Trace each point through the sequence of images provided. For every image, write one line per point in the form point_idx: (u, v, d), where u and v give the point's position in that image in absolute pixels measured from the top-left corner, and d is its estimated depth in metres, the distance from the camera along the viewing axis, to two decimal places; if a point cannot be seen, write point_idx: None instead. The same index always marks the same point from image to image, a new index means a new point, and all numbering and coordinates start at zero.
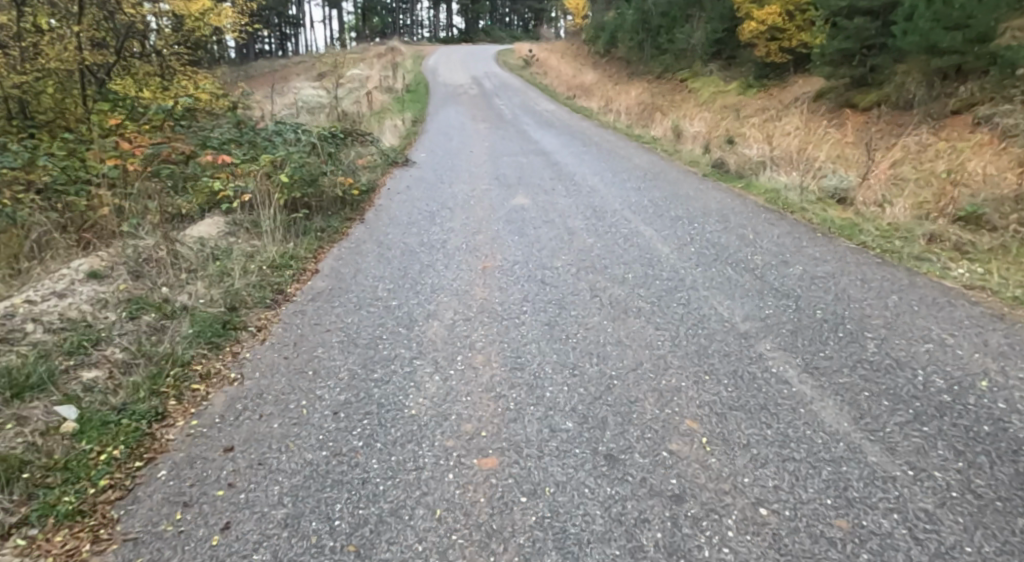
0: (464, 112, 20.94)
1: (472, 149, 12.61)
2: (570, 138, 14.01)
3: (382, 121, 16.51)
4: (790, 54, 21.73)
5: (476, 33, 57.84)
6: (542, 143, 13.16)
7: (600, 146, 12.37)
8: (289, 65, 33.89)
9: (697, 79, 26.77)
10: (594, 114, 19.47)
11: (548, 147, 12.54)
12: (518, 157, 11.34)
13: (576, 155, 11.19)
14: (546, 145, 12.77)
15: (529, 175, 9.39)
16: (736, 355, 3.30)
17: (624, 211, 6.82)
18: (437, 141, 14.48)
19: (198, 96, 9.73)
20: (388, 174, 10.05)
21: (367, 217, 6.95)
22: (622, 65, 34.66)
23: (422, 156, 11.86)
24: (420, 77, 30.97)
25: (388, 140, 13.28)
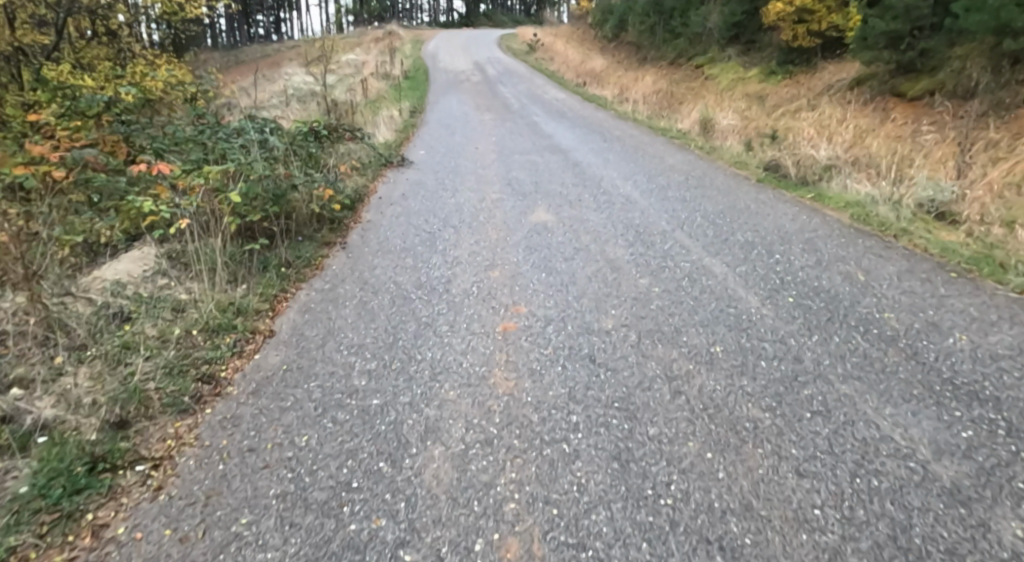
0: (467, 100, 19.39)
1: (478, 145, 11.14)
2: (586, 131, 12.50)
3: (377, 113, 15.05)
4: (819, 37, 20.17)
5: (477, 18, 55.87)
6: (556, 139, 11.68)
7: (623, 142, 10.90)
8: (281, 50, 32.19)
9: (715, 65, 25.16)
10: (608, 103, 17.93)
11: (564, 143, 11.08)
12: (531, 155, 9.88)
13: (598, 154, 9.72)
14: (562, 141, 11.29)
15: (547, 181, 7.94)
16: (971, 554, 1.86)
17: (674, 234, 5.40)
18: (438, 135, 13.01)
19: (151, 85, 8.19)
20: (381, 176, 8.61)
21: (350, 241, 5.53)
22: (632, 50, 32.99)
23: (419, 155, 10.38)
24: (419, 64, 29.34)
25: (383, 135, 11.80)
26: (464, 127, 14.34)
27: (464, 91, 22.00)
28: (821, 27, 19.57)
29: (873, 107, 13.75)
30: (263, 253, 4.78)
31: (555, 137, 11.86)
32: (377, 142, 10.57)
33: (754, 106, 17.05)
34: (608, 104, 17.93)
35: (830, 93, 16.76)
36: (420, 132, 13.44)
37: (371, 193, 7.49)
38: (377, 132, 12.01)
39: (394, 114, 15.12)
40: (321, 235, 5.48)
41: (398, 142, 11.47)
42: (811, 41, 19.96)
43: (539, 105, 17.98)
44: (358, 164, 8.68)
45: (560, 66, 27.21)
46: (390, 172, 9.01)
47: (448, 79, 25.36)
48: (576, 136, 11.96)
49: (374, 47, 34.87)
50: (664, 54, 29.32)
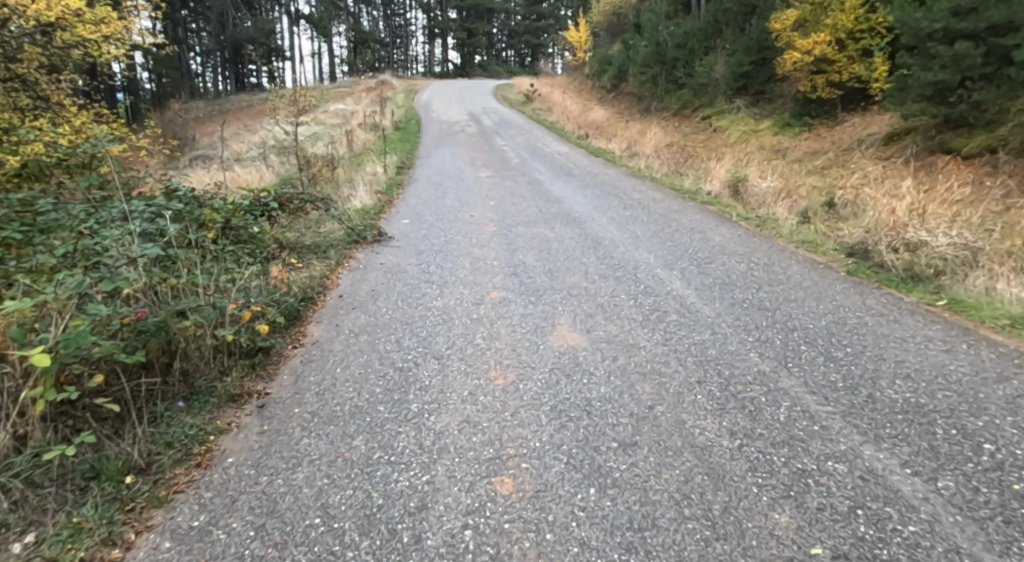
0: (461, 154, 17.83)
1: (473, 212, 9.34)
2: (601, 194, 10.74)
3: (359, 172, 13.39)
4: (840, 89, 18.90)
5: (473, 67, 55.58)
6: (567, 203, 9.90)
7: (647, 210, 9.10)
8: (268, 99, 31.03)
9: (724, 118, 23.94)
10: (617, 158, 16.39)
11: (578, 210, 9.29)
12: (539, 228, 8.03)
13: (622, 229, 7.88)
14: (573, 208, 9.51)
15: (564, 270, 6.04)
16: None
17: (782, 385, 3.45)
18: (426, 196, 11.23)
19: (34, 147, 6.16)
20: (346, 259, 6.71)
21: (274, 395, 3.58)
22: (632, 100, 31.95)
23: (400, 225, 8.56)
24: (412, 114, 28.12)
25: (360, 200, 9.98)
26: (458, 185, 12.63)
27: (459, 143, 20.48)
28: (842, 77, 18.30)
29: (923, 166, 12.14)
30: (102, 442, 2.81)
31: (564, 201, 10.10)
32: (349, 212, 8.75)
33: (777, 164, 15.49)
34: (617, 159, 16.37)
35: (863, 150, 15.22)
36: (406, 193, 11.65)
37: (325, 291, 5.55)
38: (353, 196, 10.20)
39: (378, 173, 13.39)
40: (223, 386, 3.53)
41: (376, 208, 9.64)
42: (832, 92, 18.75)
43: (540, 159, 16.38)
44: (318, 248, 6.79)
45: (560, 117, 25.93)
46: (359, 251, 7.12)
47: (440, 130, 24.07)
48: (590, 200, 10.17)
49: (366, 96, 33.77)
50: (667, 105, 28.21)
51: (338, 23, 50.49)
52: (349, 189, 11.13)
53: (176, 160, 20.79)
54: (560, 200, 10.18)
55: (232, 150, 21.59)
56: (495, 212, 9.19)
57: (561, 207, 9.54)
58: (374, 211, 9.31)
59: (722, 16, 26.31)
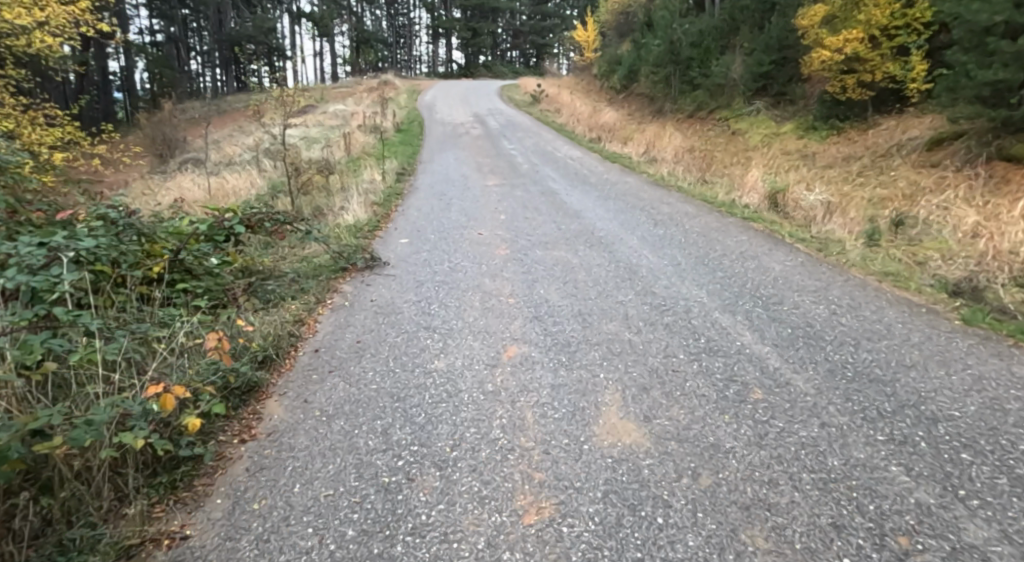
0: (466, 158, 16.69)
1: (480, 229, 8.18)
2: (625, 207, 9.54)
3: (356, 181, 12.26)
4: (871, 90, 17.72)
5: (478, 68, 54.48)
6: (587, 218, 8.72)
7: (682, 229, 7.91)
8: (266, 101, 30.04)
9: (744, 121, 22.74)
10: (634, 164, 15.21)
11: (602, 228, 8.10)
12: (560, 253, 6.83)
13: (658, 254, 6.68)
14: (595, 224, 8.33)
15: (596, 314, 4.84)
16: None
17: (969, 537, 2.27)
18: (428, 208, 10.07)
19: None
20: (329, 295, 5.54)
21: (192, 545, 2.39)
22: (644, 102, 30.75)
23: (397, 247, 7.39)
24: (414, 116, 27.00)
25: (354, 214, 8.84)
26: (463, 194, 11.47)
27: (463, 146, 19.32)
28: (874, 77, 17.11)
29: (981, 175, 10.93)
30: None
31: (583, 216, 8.92)
32: (338, 233, 7.60)
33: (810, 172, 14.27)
34: (634, 165, 15.19)
35: (904, 156, 13.99)
36: (405, 205, 10.50)
37: (297, 346, 4.37)
38: (345, 211, 9.06)
39: (377, 182, 12.25)
40: (114, 535, 2.37)
41: (371, 226, 8.48)
42: (863, 93, 17.58)
43: (552, 165, 15.19)
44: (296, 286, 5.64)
45: (569, 119, 24.73)
46: (346, 283, 5.95)
47: (444, 132, 22.95)
48: (614, 214, 8.96)
49: (367, 97, 32.73)
50: (682, 106, 27.01)
51: (341, 23, 49.54)
52: (342, 201, 10.02)
53: (166, 165, 19.76)
54: (579, 215, 9.01)
55: (225, 153, 20.52)
56: (507, 230, 8.01)
57: (581, 224, 8.37)
58: (368, 230, 8.15)
59: (738, 14, 25.18)
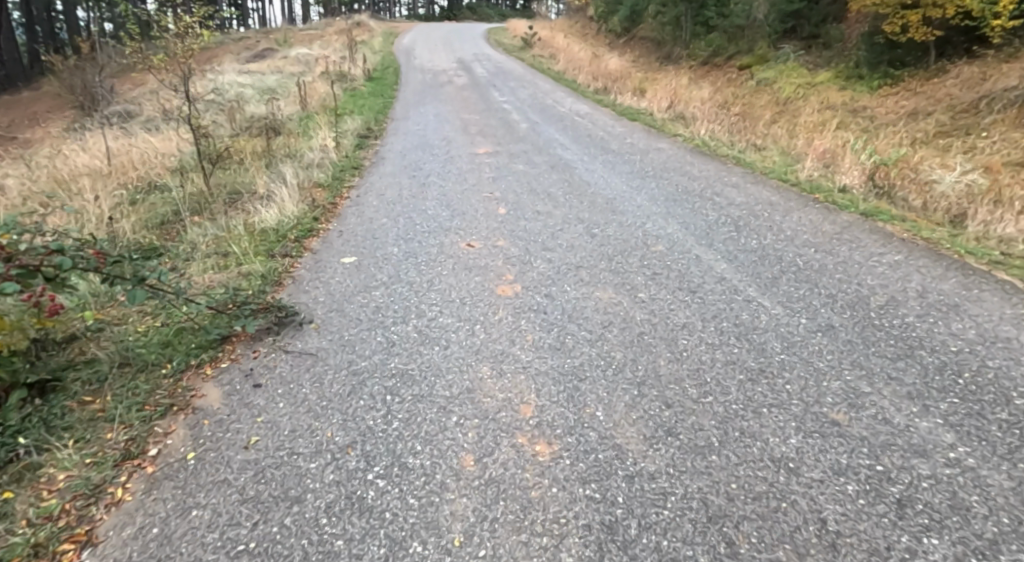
0: (449, 115, 13.52)
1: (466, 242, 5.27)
2: (677, 195, 6.63)
3: (301, 152, 9.30)
4: (936, 29, 14.83)
5: (460, 10, 50.12)
6: (626, 218, 5.85)
7: (784, 238, 5.11)
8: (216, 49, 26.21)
9: (771, 69, 19.62)
10: (656, 123, 12.30)
11: (657, 238, 5.22)
12: (607, 301, 3.99)
13: (777, 303, 3.87)
14: (642, 230, 5.46)
15: (756, 537, 2.04)
16: None
17: None
18: (393, 194, 7.10)
19: None
20: (160, 432, 2.67)
21: None
22: (649, 47, 27.34)
23: (328, 282, 4.46)
24: (388, 62, 23.47)
25: (278, 212, 5.86)
26: (444, 167, 8.60)
27: (446, 99, 16.12)
28: (945, 13, 14.19)
29: None
30: None
31: (620, 212, 6.04)
32: (233, 264, 4.66)
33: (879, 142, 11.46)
34: (657, 124, 12.28)
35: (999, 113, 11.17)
36: (360, 187, 7.47)
37: None
38: (268, 206, 6.08)
39: (331, 152, 9.20)
40: None
41: (299, 232, 5.46)
42: (927, 35, 14.75)
43: (556, 124, 12.14)
44: (97, 410, 2.78)
45: (567, 67, 21.31)
46: (211, 385, 3.08)
47: (422, 81, 19.67)
48: (663, 210, 6.07)
49: (336, 40, 28.86)
50: (695, 51, 23.72)
51: None
52: (270, 185, 7.01)
53: (84, 124, 16.34)
54: (613, 211, 6.10)
55: (159, 108, 17.10)
56: (506, 246, 5.11)
57: (620, 230, 5.49)
58: (286, 243, 5.17)
59: None
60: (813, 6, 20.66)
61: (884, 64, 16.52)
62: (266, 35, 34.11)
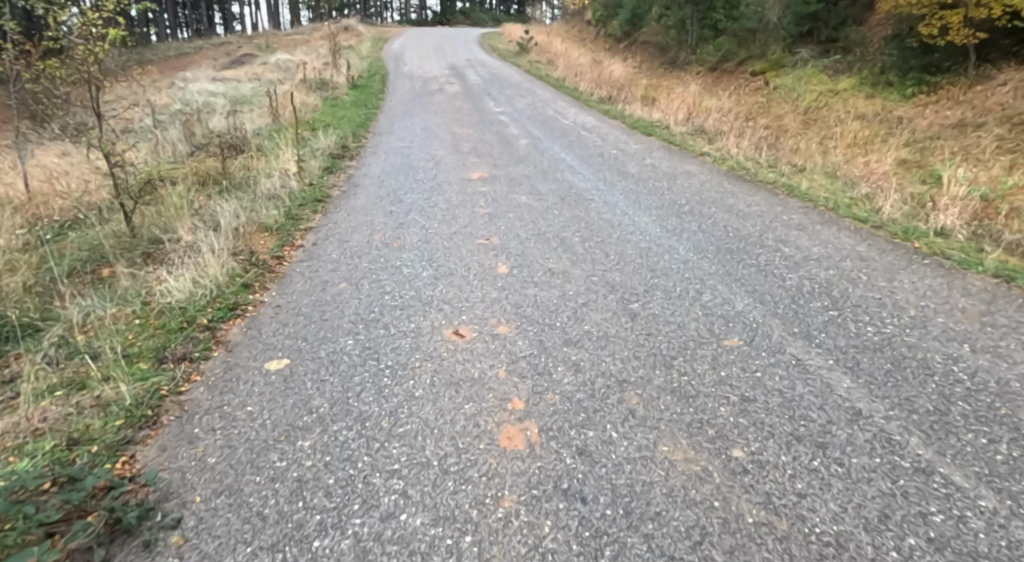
0: (438, 128, 11.96)
1: (450, 335, 3.66)
2: (731, 248, 5.05)
3: (259, 179, 7.72)
4: (980, 30, 13.47)
5: (453, 14, 48.64)
6: (671, 287, 4.28)
7: (910, 323, 3.56)
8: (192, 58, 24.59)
9: (788, 75, 18.16)
10: (674, 138, 10.82)
11: (725, 327, 3.62)
12: (683, 471, 2.39)
13: (975, 478, 2.28)
14: (699, 310, 3.87)
15: None
16: None
17: None
18: (360, 241, 5.52)
19: None
20: None
21: None
22: (653, 52, 25.90)
23: (231, 419, 2.83)
24: (376, 68, 21.93)
25: (192, 279, 4.24)
26: (430, 198, 7.07)
27: (436, 108, 14.60)
28: (991, 14, 12.88)
29: None
30: None
31: (661, 278, 4.46)
32: (91, 382, 3.03)
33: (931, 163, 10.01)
34: (676, 139, 10.79)
35: None
36: (319, 230, 5.88)
37: None
38: (184, 267, 4.46)
39: (292, 179, 7.59)
40: None
41: (212, 317, 3.82)
42: (969, 39, 13.39)
43: (561, 140, 10.60)
44: None
45: (566, 73, 19.76)
46: None
47: (411, 88, 18.15)
48: (720, 274, 4.48)
49: (320, 45, 27.24)
50: (703, 56, 22.26)
51: None
52: (198, 232, 5.39)
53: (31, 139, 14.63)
54: (652, 276, 4.50)
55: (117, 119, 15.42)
56: (508, 345, 3.50)
57: (668, 310, 3.90)
58: (187, 338, 3.55)
59: None
60: (832, 8, 19.19)
61: (915, 70, 15.09)
62: (248, 39, 32.40)
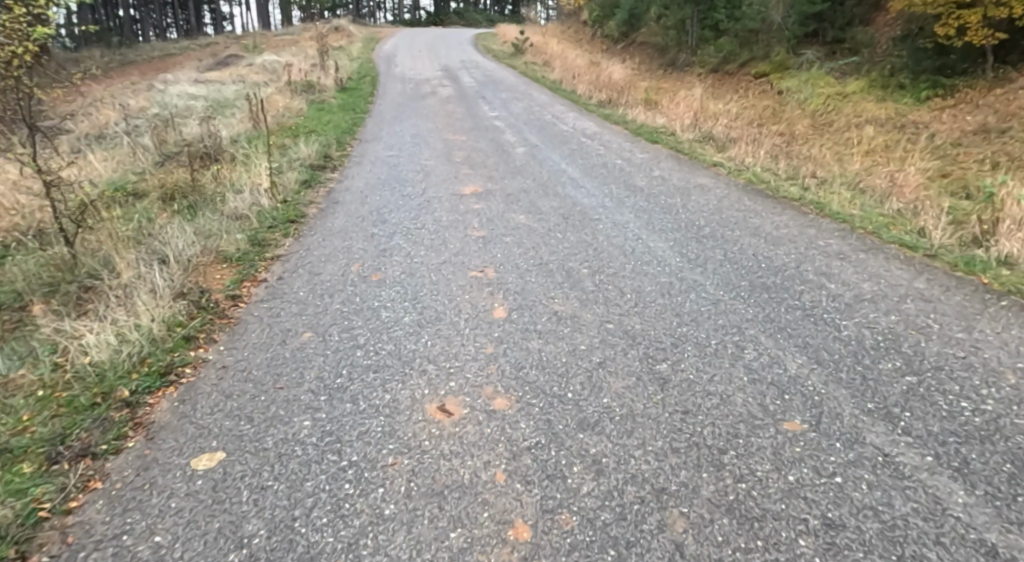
0: (429, 134, 11.20)
1: (434, 412, 2.91)
2: (767, 285, 4.32)
3: (228, 196, 6.96)
4: (999, 31, 12.90)
5: (446, 15, 47.87)
6: (704, 340, 3.54)
7: (1013, 397, 2.83)
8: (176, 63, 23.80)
9: (793, 78, 17.50)
10: (682, 146, 10.10)
11: (780, 401, 2.88)
12: None
13: None
14: (743, 376, 3.13)
15: None
16: None
17: None
18: (334, 274, 4.77)
19: None
20: None
21: None
22: (652, 53, 25.22)
23: (129, 559, 2.06)
24: (366, 70, 21.15)
25: (119, 333, 3.47)
26: (417, 217, 6.33)
27: (427, 113, 13.85)
28: (1011, 12, 12.35)
29: None
30: None
31: (690, 326, 3.72)
32: None
33: (958, 173, 9.33)
34: (684, 147, 10.08)
35: None
36: (288, 259, 5.11)
37: None
38: (114, 316, 3.69)
39: (264, 195, 6.81)
40: None
41: (136, 387, 3.05)
42: (988, 39, 12.79)
43: (561, 148, 9.86)
44: None
45: (563, 75, 19.02)
46: None
47: (402, 91, 17.38)
48: (760, 321, 3.75)
49: (310, 46, 26.40)
50: (704, 58, 21.57)
51: None
52: (144, 265, 4.62)
53: None
54: (678, 324, 3.76)
55: (90, 125, 14.58)
56: (507, 429, 2.74)
57: (704, 373, 3.16)
58: (97, 421, 2.77)
59: None
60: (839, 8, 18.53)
61: (929, 73, 14.43)
62: (236, 40, 31.56)
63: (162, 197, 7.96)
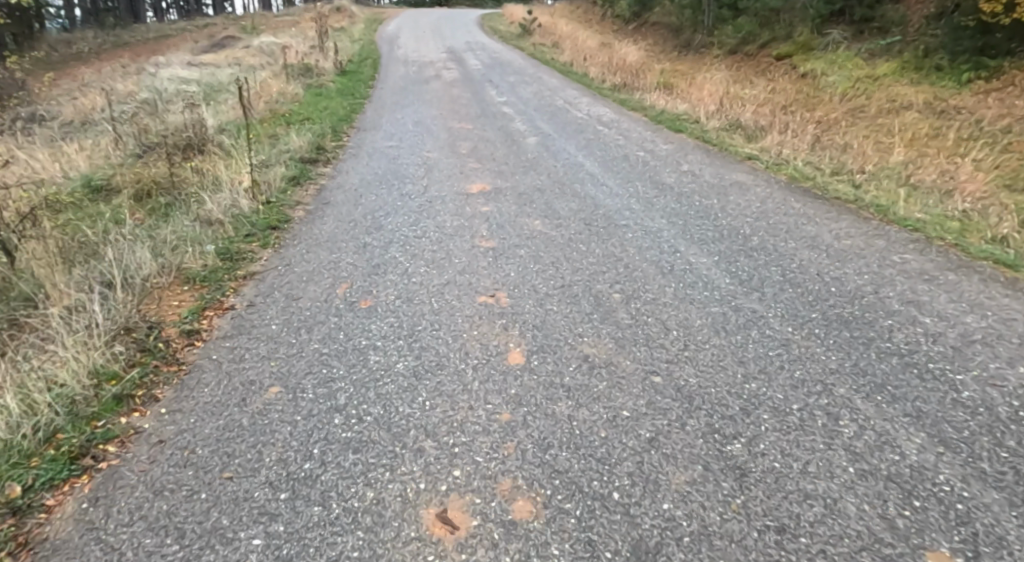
0: (432, 123, 10.34)
1: (432, 524, 2.13)
2: (844, 320, 3.50)
3: (205, 196, 6.17)
4: None
5: None
6: (783, 404, 2.73)
7: None
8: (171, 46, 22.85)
9: (819, 59, 16.45)
10: (709, 136, 9.22)
11: (909, 512, 2.08)
12: None
13: None
14: (847, 466, 2.32)
15: None
16: None
17: None
18: (317, 300, 3.99)
19: None
20: None
21: None
22: (666, 33, 24.10)
23: None
24: (367, 52, 20.19)
25: (27, 395, 2.69)
26: (416, 222, 5.52)
27: (430, 98, 12.96)
28: None
29: None
30: None
31: (759, 382, 2.92)
32: None
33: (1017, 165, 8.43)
34: (710, 137, 9.21)
35: None
36: (263, 279, 4.32)
37: None
38: (28, 366, 2.91)
39: (244, 196, 6.01)
40: None
41: (33, 481, 2.28)
42: None
43: (576, 138, 9.01)
44: None
45: (574, 57, 18.02)
46: None
47: (405, 75, 16.46)
48: (847, 374, 2.94)
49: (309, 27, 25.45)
50: (722, 38, 20.48)
51: None
52: (87, 291, 3.84)
53: None
54: (743, 378, 2.95)
55: (74, 112, 13.74)
56: (533, 559, 1.96)
57: (794, 461, 2.36)
58: None
59: None
60: None
61: (968, 54, 13.33)
62: (235, 21, 30.53)
63: (136, 196, 7.17)
